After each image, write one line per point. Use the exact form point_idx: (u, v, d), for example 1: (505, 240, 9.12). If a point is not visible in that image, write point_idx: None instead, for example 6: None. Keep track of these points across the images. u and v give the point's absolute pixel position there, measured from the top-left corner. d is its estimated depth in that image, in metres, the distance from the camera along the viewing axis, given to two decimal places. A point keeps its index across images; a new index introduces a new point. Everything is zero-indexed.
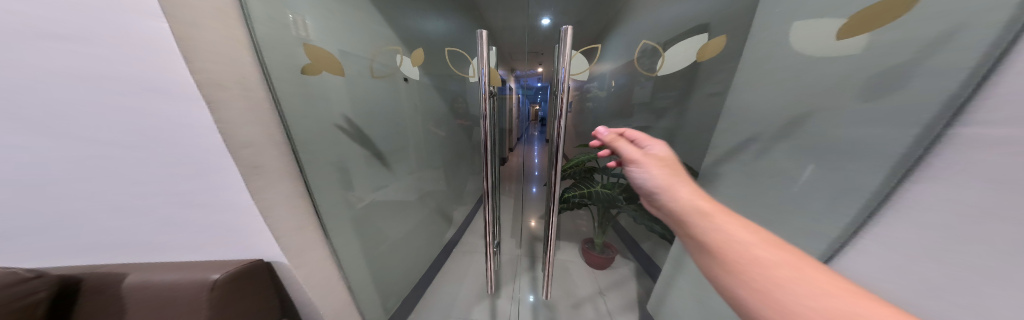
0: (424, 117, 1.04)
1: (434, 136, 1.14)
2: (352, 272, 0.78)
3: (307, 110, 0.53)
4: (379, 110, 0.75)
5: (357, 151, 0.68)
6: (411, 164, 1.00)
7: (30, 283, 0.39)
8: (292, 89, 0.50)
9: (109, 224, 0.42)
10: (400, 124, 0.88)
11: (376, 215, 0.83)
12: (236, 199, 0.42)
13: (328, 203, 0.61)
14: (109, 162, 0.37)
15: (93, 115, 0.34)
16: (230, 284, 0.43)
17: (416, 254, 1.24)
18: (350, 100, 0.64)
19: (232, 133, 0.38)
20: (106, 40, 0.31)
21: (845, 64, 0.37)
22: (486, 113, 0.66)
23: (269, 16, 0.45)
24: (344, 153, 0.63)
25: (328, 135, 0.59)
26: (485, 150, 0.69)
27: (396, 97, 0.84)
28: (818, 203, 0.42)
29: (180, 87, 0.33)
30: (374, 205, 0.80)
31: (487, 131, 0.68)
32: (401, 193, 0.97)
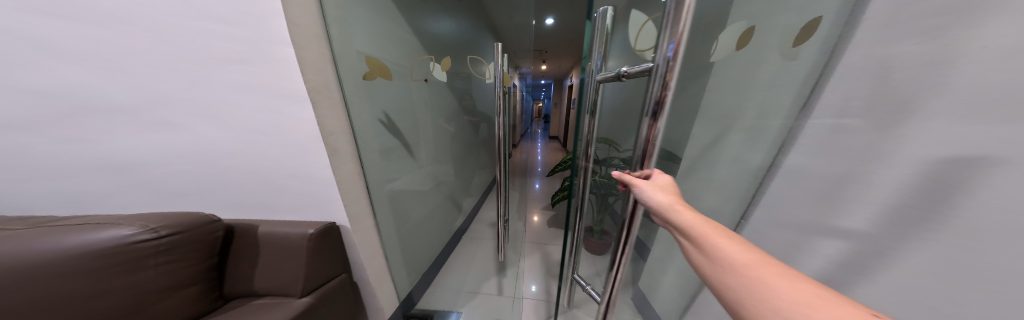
0: (435, 114, 1.19)
1: (444, 130, 1.30)
2: (388, 243, 0.94)
3: (364, 107, 0.69)
4: (401, 106, 0.90)
5: (390, 142, 0.84)
6: (425, 156, 1.15)
7: (216, 224, 0.56)
8: (357, 90, 0.65)
9: (240, 190, 0.59)
10: (416, 118, 1.03)
11: (401, 198, 0.99)
12: (324, 174, 0.57)
13: (374, 183, 0.77)
14: (247, 145, 0.53)
15: (242, 112, 0.50)
16: (321, 236, 0.59)
17: (433, 236, 1.41)
18: (386, 97, 0.79)
19: (325, 125, 0.53)
20: (252, 60, 0.46)
21: (771, 68, 0.50)
22: (499, 113, 0.83)
23: (341, 35, 0.59)
24: (385, 141, 0.80)
25: (374, 127, 0.74)
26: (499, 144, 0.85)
27: (413, 96, 0.98)
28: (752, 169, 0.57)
29: (297, 91, 0.48)
30: (398, 190, 0.95)
31: (500, 126, 0.84)
32: (418, 181, 1.13)
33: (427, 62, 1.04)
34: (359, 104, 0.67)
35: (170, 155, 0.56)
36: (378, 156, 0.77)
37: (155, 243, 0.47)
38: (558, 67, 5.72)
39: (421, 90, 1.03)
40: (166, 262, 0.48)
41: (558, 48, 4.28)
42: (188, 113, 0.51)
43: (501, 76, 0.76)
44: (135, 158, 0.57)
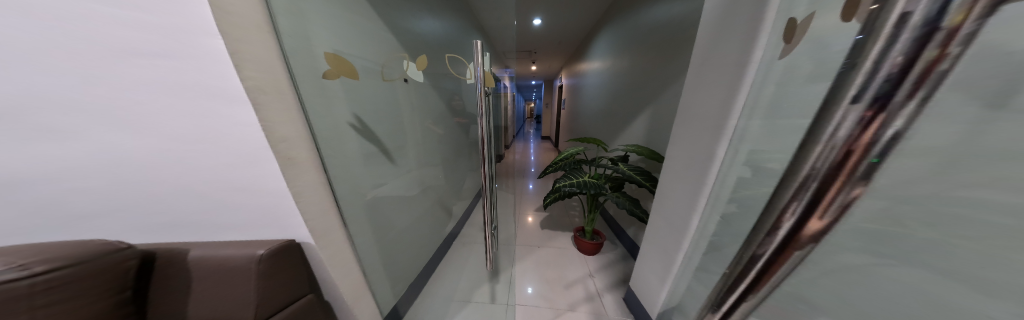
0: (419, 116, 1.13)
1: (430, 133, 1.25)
2: (366, 257, 0.88)
3: (329, 110, 0.62)
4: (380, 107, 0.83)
5: (364, 147, 0.78)
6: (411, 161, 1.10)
7: (123, 253, 0.51)
8: (317, 90, 0.59)
9: (178, 207, 0.52)
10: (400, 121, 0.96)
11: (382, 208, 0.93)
12: (276, 187, 0.50)
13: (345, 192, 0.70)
14: (177, 153, 0.46)
15: (164, 116, 0.43)
16: (273, 257, 0.52)
17: (420, 244, 1.36)
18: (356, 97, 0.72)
19: (272, 130, 0.46)
20: (172, 55, 0.39)
21: None
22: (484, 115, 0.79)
23: (295, 29, 0.52)
24: (359, 147, 0.75)
25: (342, 131, 0.68)
26: (483, 147, 0.81)
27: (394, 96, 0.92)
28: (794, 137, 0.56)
29: (232, 92, 0.41)
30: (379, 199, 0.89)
31: (484, 128, 0.80)
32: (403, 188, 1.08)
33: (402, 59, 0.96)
34: (323, 107, 0.61)
35: (90, 167, 0.48)
36: (350, 163, 0.71)
37: (30, 281, 0.41)
38: (548, 68, 5.76)
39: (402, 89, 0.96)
40: (55, 302, 0.43)
41: (547, 48, 4.31)
42: (103, 118, 0.43)
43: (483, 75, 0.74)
44: (63, 171, 0.50)
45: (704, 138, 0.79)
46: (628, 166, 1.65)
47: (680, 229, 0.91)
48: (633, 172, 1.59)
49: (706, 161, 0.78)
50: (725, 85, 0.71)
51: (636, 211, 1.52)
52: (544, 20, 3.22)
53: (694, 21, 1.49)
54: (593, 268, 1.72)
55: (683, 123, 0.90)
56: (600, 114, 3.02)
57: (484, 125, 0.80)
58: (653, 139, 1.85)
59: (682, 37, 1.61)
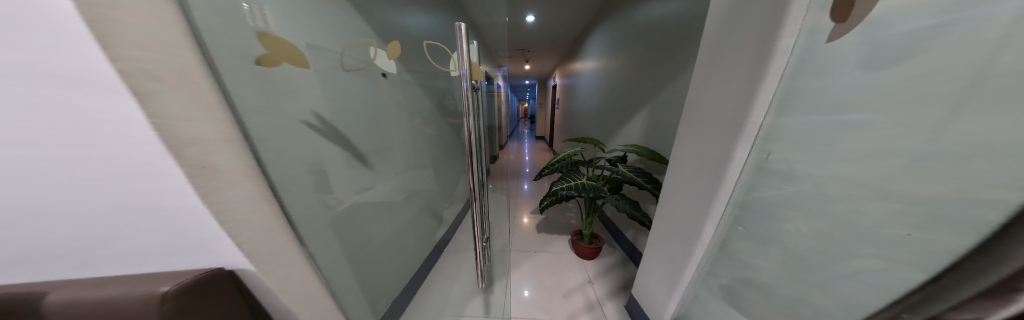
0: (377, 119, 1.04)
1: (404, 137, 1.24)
2: (334, 275, 0.80)
3: (260, 110, 0.52)
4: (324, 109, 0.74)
5: (307, 154, 0.68)
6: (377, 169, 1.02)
7: None
8: (238, 83, 0.47)
9: (53, 231, 0.41)
10: (354, 124, 0.87)
11: (344, 222, 0.84)
12: (187, 204, 0.38)
13: (292, 207, 0.60)
14: (36, 163, 0.36)
15: (20, 112, 0.33)
16: (181, 297, 0.40)
17: (405, 253, 1.32)
18: (287, 96, 0.62)
19: (174, 130, 0.34)
20: (8, 24, 0.30)
21: None
22: (469, 114, 0.69)
23: (211, 6, 0.43)
24: (318, 154, 0.73)
25: (281, 136, 0.58)
26: (469, 149, 0.73)
27: (338, 94, 0.81)
28: (827, 134, 0.49)
29: (97, 75, 0.29)
30: (336, 213, 0.80)
31: (470, 128, 0.72)
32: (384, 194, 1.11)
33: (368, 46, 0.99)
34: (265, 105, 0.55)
35: None
36: (291, 174, 0.61)
37: None
38: (542, 66, 5.68)
39: (350, 87, 0.86)
40: None
41: (540, 45, 4.21)
42: None
43: (468, 67, 0.67)
44: None
45: (722, 140, 0.71)
46: (627, 168, 1.58)
47: (694, 237, 0.85)
48: (633, 174, 1.52)
49: (728, 166, 0.69)
50: (748, 80, 0.62)
51: (636, 215, 1.47)
52: (537, 16, 3.12)
53: (693, 15, 1.40)
54: (591, 273, 1.74)
55: (696, 121, 0.83)
56: (595, 114, 2.96)
57: (467, 125, 0.70)
58: (649, 139, 1.80)
59: (680, 31, 1.53)
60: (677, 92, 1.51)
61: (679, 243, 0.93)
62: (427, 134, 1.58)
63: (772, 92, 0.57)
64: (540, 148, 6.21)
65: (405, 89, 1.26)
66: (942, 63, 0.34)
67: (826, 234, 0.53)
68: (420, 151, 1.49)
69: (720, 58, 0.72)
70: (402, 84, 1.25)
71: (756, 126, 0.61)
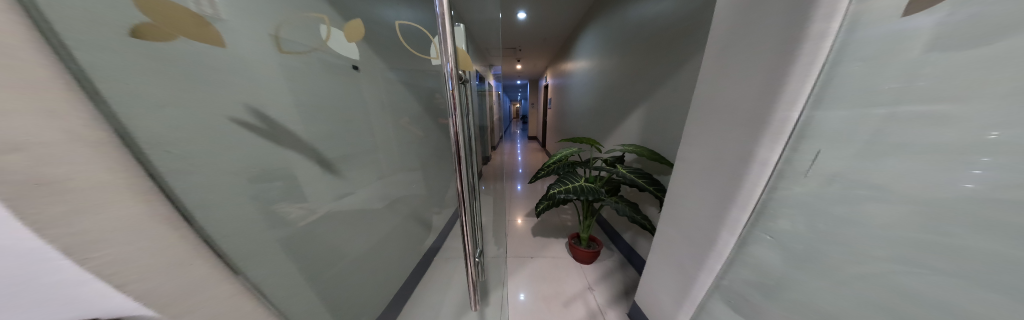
0: (348, 121, 0.94)
1: (378, 138, 1.12)
2: (287, 302, 0.69)
3: (165, 109, 0.41)
4: (272, 109, 0.64)
5: (258, 163, 0.59)
6: (344, 175, 0.92)
7: None
8: (125, 74, 0.36)
9: None
10: (311, 125, 0.77)
11: (300, 238, 0.73)
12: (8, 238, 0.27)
13: (215, 228, 0.49)
14: None
15: None
16: None
17: (389, 267, 1.21)
18: (229, 94, 0.52)
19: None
20: None
21: None
22: (457, 111, 0.57)
23: None
24: (265, 160, 0.61)
25: (206, 141, 0.47)
26: (457, 153, 0.62)
27: (292, 92, 0.71)
28: (851, 132, 0.47)
29: None
30: (290, 228, 0.70)
31: (456, 128, 0.59)
32: (358, 203, 0.99)
33: (318, 23, 0.82)
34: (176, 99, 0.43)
35: None
36: (218, 185, 0.50)
37: None
38: (534, 65, 5.60)
39: (305, 84, 0.76)
40: None
41: (532, 44, 4.12)
42: None
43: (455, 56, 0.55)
44: None
45: (751, 139, 0.66)
46: (626, 169, 1.52)
47: (710, 243, 0.80)
48: (634, 175, 1.46)
49: (755, 167, 0.65)
50: (780, 73, 0.59)
51: (636, 219, 1.42)
52: (528, 13, 3.03)
53: (689, 9, 1.34)
54: (591, 279, 1.74)
55: (716, 119, 0.78)
56: (589, 113, 2.89)
57: (453, 126, 0.59)
58: (645, 137, 1.75)
59: (676, 26, 1.46)
60: (675, 90, 1.45)
61: (691, 250, 0.87)
62: (415, 136, 1.47)
63: (810, 85, 0.54)
64: (535, 148, 6.14)
65: (381, 85, 1.14)
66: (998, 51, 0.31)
67: (862, 245, 0.48)
68: (407, 154, 1.39)
69: (753, 50, 0.67)
70: (380, 81, 1.14)
71: (788, 122, 0.58)
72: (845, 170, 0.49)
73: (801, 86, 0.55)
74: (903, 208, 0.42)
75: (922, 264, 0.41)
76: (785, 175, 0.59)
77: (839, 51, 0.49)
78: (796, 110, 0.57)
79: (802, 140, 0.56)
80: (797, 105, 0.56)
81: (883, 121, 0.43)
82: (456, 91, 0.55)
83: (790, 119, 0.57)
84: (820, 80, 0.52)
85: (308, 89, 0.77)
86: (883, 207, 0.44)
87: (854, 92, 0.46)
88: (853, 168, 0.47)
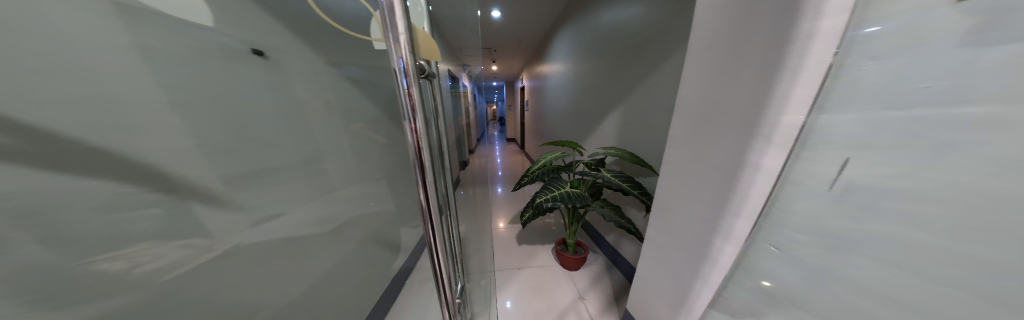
0: (268, 129, 0.73)
1: (313, 149, 0.90)
2: None
3: None
4: (122, 116, 0.43)
5: (71, 193, 0.38)
6: (261, 200, 0.70)
7: None
8: None
9: None
10: (199, 136, 0.55)
11: (178, 295, 0.52)
12: None
13: None
14: None
15: None
16: None
17: (337, 307, 0.98)
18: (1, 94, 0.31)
19: None
20: None
21: None
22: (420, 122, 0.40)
23: None
24: (81, 193, 0.39)
25: None
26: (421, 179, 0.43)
27: (163, 91, 0.49)
28: (868, 139, 0.43)
29: None
30: (156, 285, 0.49)
31: (417, 143, 0.41)
32: (279, 232, 0.76)
33: None
34: None
35: None
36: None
37: None
38: (511, 66, 5.53)
39: (191, 80, 0.54)
40: None
41: (508, 44, 4.04)
42: None
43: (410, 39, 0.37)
44: None
45: (750, 144, 0.63)
46: (610, 172, 1.50)
47: (711, 252, 0.76)
48: (618, 179, 1.44)
49: (756, 174, 0.63)
50: (781, 74, 0.56)
51: (621, 223, 1.39)
52: (503, 12, 2.94)
53: (661, 15, 1.37)
54: (580, 287, 1.69)
55: (702, 123, 0.76)
56: (567, 115, 2.90)
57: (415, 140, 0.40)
58: (623, 139, 1.76)
59: (650, 29, 1.47)
60: (651, 93, 1.46)
61: (690, 258, 0.84)
62: (375, 143, 1.26)
63: (813, 90, 0.51)
64: (514, 150, 6.07)
65: (312, 81, 0.91)
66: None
67: (875, 257, 0.45)
68: (365, 166, 1.18)
69: (740, 52, 0.64)
70: (318, 79, 0.93)
71: (795, 125, 0.54)
72: (859, 178, 0.45)
73: (802, 90, 0.53)
74: (930, 221, 0.39)
75: (943, 277, 0.39)
76: (791, 180, 0.57)
77: (841, 54, 0.46)
78: (798, 114, 0.54)
79: (808, 145, 0.53)
80: (801, 108, 0.53)
81: (907, 124, 0.39)
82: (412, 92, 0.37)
83: (797, 124, 0.54)
84: (826, 81, 0.49)
85: (198, 88, 0.56)
86: (901, 217, 0.41)
87: (865, 94, 0.43)
88: (867, 174, 0.44)
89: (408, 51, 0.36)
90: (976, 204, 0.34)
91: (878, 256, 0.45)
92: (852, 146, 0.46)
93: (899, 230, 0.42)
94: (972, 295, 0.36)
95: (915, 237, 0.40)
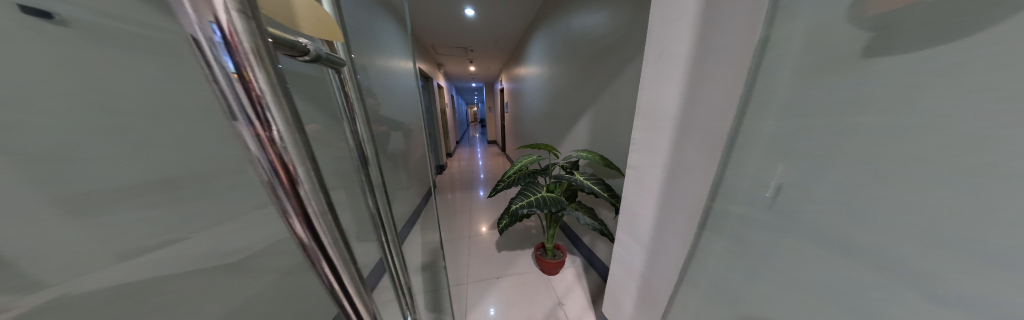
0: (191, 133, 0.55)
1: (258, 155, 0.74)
2: None
3: None
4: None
5: None
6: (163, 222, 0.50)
7: None
8: None
9: None
10: (55, 135, 0.36)
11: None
12: None
13: None
14: None
15: None
16: None
17: None
18: None
19: None
20: None
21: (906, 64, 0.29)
22: (296, 144, 0.20)
23: None
24: None
25: None
26: (313, 244, 0.24)
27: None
28: (788, 141, 0.43)
29: None
30: None
31: (301, 192, 0.22)
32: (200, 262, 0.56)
33: None
34: None
35: None
36: None
37: None
38: (488, 68, 5.43)
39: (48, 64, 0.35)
40: None
41: (483, 45, 3.95)
42: None
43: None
44: None
45: (693, 146, 0.61)
46: (583, 175, 1.48)
47: (665, 257, 0.74)
48: (591, 182, 1.43)
49: (692, 174, 0.62)
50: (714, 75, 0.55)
51: (596, 226, 1.38)
52: (475, 11, 2.84)
53: (623, 22, 1.42)
54: (560, 292, 1.64)
55: (650, 126, 0.74)
56: (542, 117, 2.90)
57: (284, 177, 0.20)
58: (594, 142, 1.78)
59: (614, 34, 1.51)
60: (617, 95, 1.48)
61: (649, 263, 0.81)
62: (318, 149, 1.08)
63: (738, 91, 0.50)
64: (494, 152, 5.97)
65: None
66: (918, 66, 0.29)
67: (801, 259, 0.44)
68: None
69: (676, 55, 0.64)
70: None
71: (723, 128, 0.54)
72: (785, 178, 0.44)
73: (728, 91, 0.52)
74: (827, 222, 0.39)
75: (850, 275, 0.38)
76: (725, 182, 0.55)
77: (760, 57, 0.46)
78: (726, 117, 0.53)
79: (736, 146, 0.52)
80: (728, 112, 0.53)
81: (814, 129, 0.39)
82: (271, 95, 0.18)
83: (725, 126, 0.53)
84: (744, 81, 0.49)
85: (75, 71, 0.38)
86: (807, 219, 0.42)
87: (783, 97, 0.43)
88: (794, 175, 0.43)
89: (236, 8, 0.16)
90: (865, 207, 0.35)
91: (801, 258, 0.44)
92: (776, 146, 0.45)
93: (820, 232, 0.40)
94: (882, 297, 0.35)
95: (827, 238, 0.40)
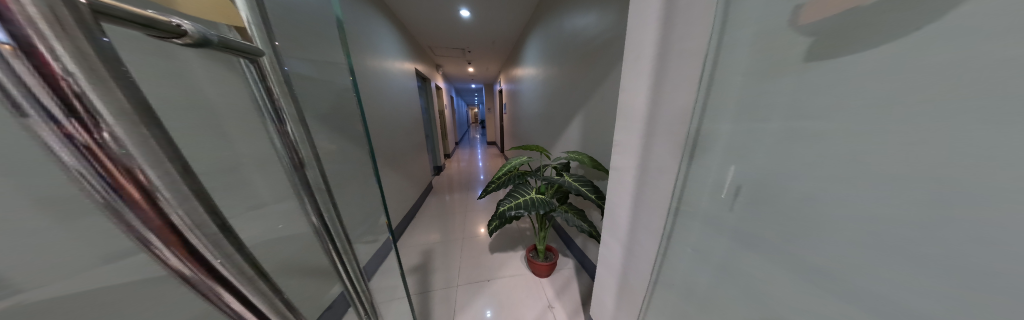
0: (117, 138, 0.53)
1: None
2: None
3: None
4: None
5: None
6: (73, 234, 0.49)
7: None
8: None
9: None
10: None
11: None
12: None
13: None
14: None
15: None
16: None
17: None
18: None
19: None
20: None
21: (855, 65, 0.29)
22: (114, 152, 0.24)
23: None
24: None
25: None
26: (165, 249, 0.28)
27: None
28: (747, 144, 0.44)
29: None
30: None
31: (131, 201, 0.26)
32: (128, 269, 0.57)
33: None
34: None
35: None
36: None
37: None
38: (486, 69, 5.44)
39: None
40: None
41: (481, 46, 3.94)
42: None
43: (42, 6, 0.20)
44: None
45: (665, 148, 0.63)
46: (572, 177, 1.47)
47: (641, 257, 0.74)
48: (579, 184, 1.41)
49: (663, 176, 0.64)
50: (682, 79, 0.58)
51: (585, 228, 1.36)
52: (471, 12, 2.85)
53: (612, 23, 1.42)
54: (551, 295, 1.62)
55: (628, 128, 0.75)
56: (537, 118, 2.90)
57: (111, 187, 0.24)
58: (585, 144, 1.77)
59: (604, 35, 1.50)
60: (607, 97, 1.47)
61: (627, 264, 0.82)
62: None
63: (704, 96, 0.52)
64: (492, 153, 5.95)
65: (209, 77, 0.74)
66: (863, 67, 0.29)
67: (759, 262, 0.44)
68: None
69: (650, 59, 0.66)
70: (210, 72, 0.75)
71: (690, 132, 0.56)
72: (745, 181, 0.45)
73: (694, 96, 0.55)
74: (782, 224, 0.40)
75: (808, 280, 0.37)
76: (693, 183, 0.56)
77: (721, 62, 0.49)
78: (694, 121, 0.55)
79: (702, 149, 0.53)
80: (690, 116, 0.55)
81: (769, 132, 0.40)
82: (88, 87, 0.23)
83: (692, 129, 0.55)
84: (703, 87, 0.52)
85: None
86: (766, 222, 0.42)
87: (739, 102, 0.45)
88: (758, 178, 0.42)
89: (39, 22, 0.20)
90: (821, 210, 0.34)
91: (759, 261, 0.44)
92: (735, 149, 0.46)
93: (780, 236, 0.40)
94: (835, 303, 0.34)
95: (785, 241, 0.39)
